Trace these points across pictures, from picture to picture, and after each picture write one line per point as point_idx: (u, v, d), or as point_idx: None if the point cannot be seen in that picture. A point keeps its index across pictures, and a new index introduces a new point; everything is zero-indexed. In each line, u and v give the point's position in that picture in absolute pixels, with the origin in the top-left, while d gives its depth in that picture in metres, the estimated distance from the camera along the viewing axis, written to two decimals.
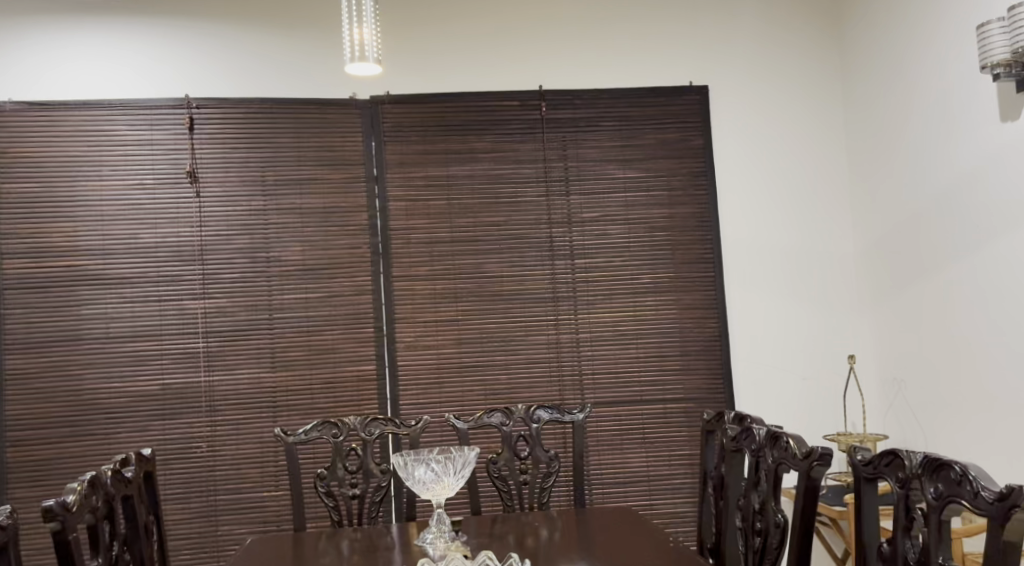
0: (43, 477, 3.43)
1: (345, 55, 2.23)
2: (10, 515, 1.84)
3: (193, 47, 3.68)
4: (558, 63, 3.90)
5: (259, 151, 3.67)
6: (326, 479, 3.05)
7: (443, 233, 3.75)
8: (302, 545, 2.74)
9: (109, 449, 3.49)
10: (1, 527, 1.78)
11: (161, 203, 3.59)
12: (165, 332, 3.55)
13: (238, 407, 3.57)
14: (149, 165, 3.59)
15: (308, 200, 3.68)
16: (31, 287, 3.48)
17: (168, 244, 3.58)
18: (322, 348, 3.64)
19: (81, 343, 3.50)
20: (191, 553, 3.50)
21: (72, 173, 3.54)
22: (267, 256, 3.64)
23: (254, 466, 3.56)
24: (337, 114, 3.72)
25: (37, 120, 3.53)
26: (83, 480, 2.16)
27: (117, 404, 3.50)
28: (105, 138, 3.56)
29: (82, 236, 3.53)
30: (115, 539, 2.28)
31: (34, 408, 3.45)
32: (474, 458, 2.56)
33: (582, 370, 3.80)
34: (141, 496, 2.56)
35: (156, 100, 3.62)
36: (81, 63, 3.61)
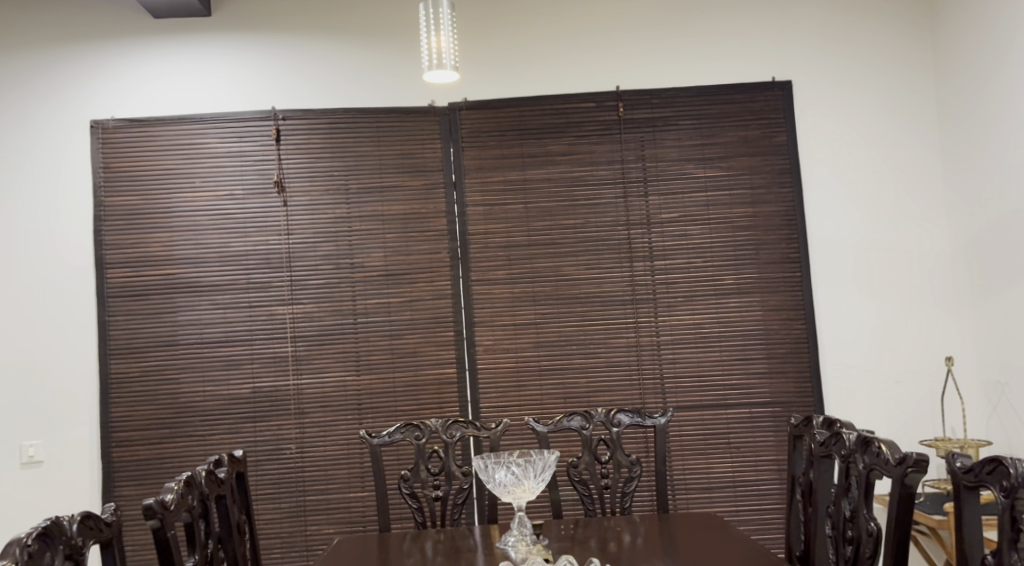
0: (144, 476, 3.59)
1: (423, 63, 2.27)
2: (114, 511, 1.96)
3: (279, 59, 3.80)
4: (635, 62, 3.87)
5: (342, 160, 3.76)
6: (410, 481, 3.09)
7: (521, 237, 3.76)
8: (386, 545, 2.79)
9: (204, 450, 3.63)
10: (105, 523, 1.90)
11: (251, 212, 3.72)
12: (256, 336, 3.67)
13: (326, 410, 3.67)
14: (239, 176, 3.72)
15: (389, 206, 3.75)
16: (131, 295, 3.65)
17: (257, 251, 3.70)
18: (404, 352, 3.71)
19: (177, 347, 3.65)
20: (282, 552, 3.60)
21: (168, 185, 3.70)
22: (350, 263, 3.72)
23: (341, 468, 3.65)
24: (417, 122, 3.78)
25: (136, 135, 3.71)
26: (180, 480, 2.25)
27: (211, 406, 3.64)
28: (197, 151, 3.72)
29: (177, 245, 3.68)
30: (211, 537, 2.37)
31: (134, 410, 3.61)
32: (554, 462, 2.56)
33: (664, 373, 3.74)
34: (235, 496, 2.65)
35: (245, 113, 3.75)
36: (177, 81, 3.77)
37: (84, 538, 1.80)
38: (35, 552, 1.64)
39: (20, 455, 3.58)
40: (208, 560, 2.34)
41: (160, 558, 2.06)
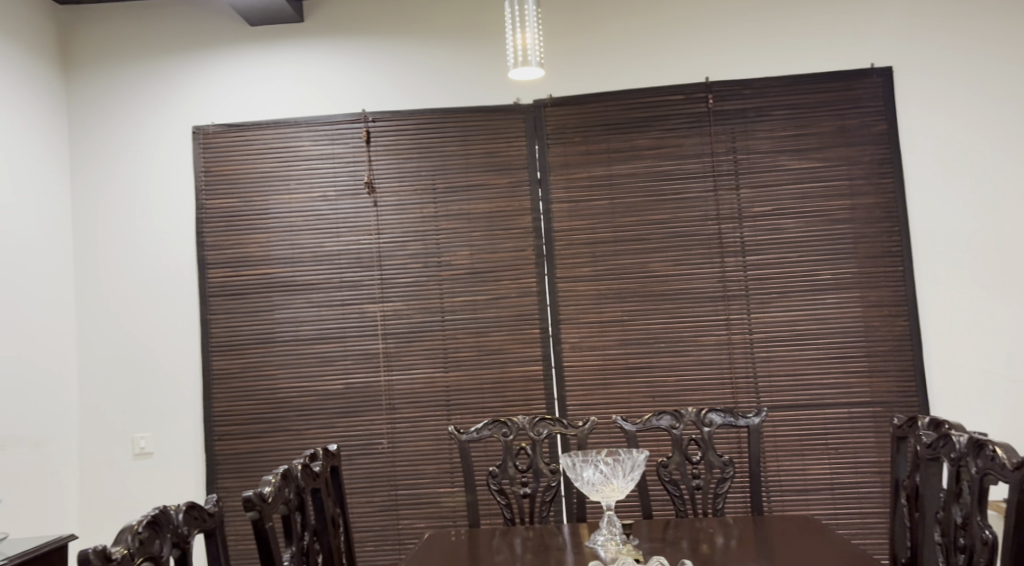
0: (245, 468, 3.73)
1: (509, 60, 2.27)
2: (215, 503, 2.02)
3: (369, 62, 3.88)
4: (725, 53, 3.77)
5: (430, 160, 3.80)
6: (498, 477, 3.09)
7: (608, 233, 3.73)
8: (475, 542, 2.80)
9: (300, 444, 3.74)
10: (208, 515, 1.97)
11: (343, 213, 3.81)
12: (348, 334, 3.76)
13: (415, 406, 3.72)
14: (331, 178, 3.82)
15: (475, 205, 3.78)
16: (231, 294, 3.79)
17: (349, 251, 3.79)
18: (490, 349, 3.72)
19: (274, 345, 3.77)
20: (374, 545, 3.68)
21: (264, 188, 3.83)
22: (438, 261, 3.77)
23: (430, 463, 3.70)
24: (502, 120, 3.79)
25: (235, 140, 3.85)
26: (278, 473, 2.31)
27: (307, 401, 3.75)
28: (292, 154, 3.83)
29: (274, 246, 3.81)
30: (306, 529, 2.43)
31: (234, 405, 3.76)
32: (643, 462, 2.50)
33: (757, 372, 3.64)
34: (329, 489, 2.71)
35: (336, 116, 3.85)
36: (272, 86, 3.90)
37: (189, 528, 1.87)
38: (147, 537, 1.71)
39: (132, 447, 3.77)
40: (305, 551, 2.41)
41: (260, 550, 2.12)
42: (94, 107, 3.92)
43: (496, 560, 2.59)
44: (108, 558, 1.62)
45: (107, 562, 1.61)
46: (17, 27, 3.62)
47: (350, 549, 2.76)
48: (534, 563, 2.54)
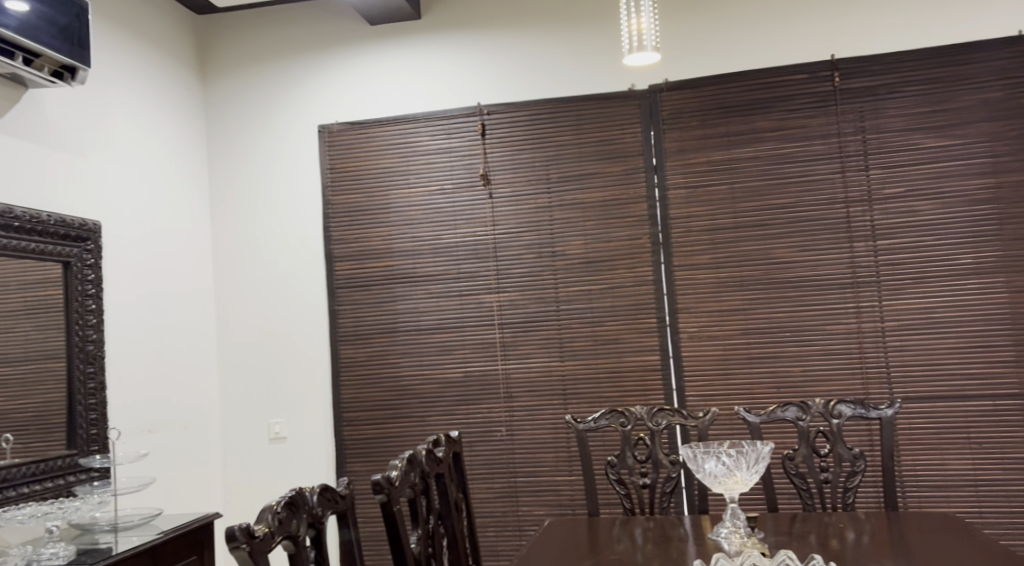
0: (372, 453, 3.88)
1: (624, 46, 2.23)
2: (345, 485, 2.00)
3: (484, 55, 3.91)
4: (853, 27, 3.58)
5: (544, 149, 3.81)
6: (616, 467, 2.99)
7: (727, 219, 3.63)
8: (597, 530, 2.66)
9: (423, 431, 3.85)
10: (339, 498, 1.95)
11: (460, 205, 3.87)
12: (466, 324, 3.83)
13: (532, 394, 3.76)
14: (448, 171, 3.89)
15: (590, 193, 3.76)
16: (356, 286, 3.94)
17: (466, 243, 3.85)
18: (606, 338, 3.71)
19: (396, 335, 3.89)
20: (495, 530, 3.75)
21: (385, 183, 3.94)
22: (553, 251, 3.78)
23: (549, 451, 3.73)
24: (617, 107, 3.75)
25: (358, 137, 3.98)
26: (405, 457, 2.16)
27: (428, 390, 3.85)
28: (411, 149, 3.93)
29: (395, 239, 3.92)
30: (431, 513, 2.27)
31: (361, 392, 3.91)
32: (768, 453, 2.33)
33: (890, 361, 3.46)
34: (451, 475, 2.54)
35: (453, 110, 3.91)
36: (392, 84, 4.00)
37: (323, 508, 1.85)
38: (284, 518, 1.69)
39: (268, 432, 3.99)
40: (431, 536, 2.24)
41: (389, 535, 1.97)
42: (229, 111, 4.15)
43: (617, 549, 2.44)
44: (251, 535, 1.59)
45: (251, 539, 1.59)
46: (160, 38, 3.86)
47: (473, 534, 2.61)
48: (655, 554, 2.37)
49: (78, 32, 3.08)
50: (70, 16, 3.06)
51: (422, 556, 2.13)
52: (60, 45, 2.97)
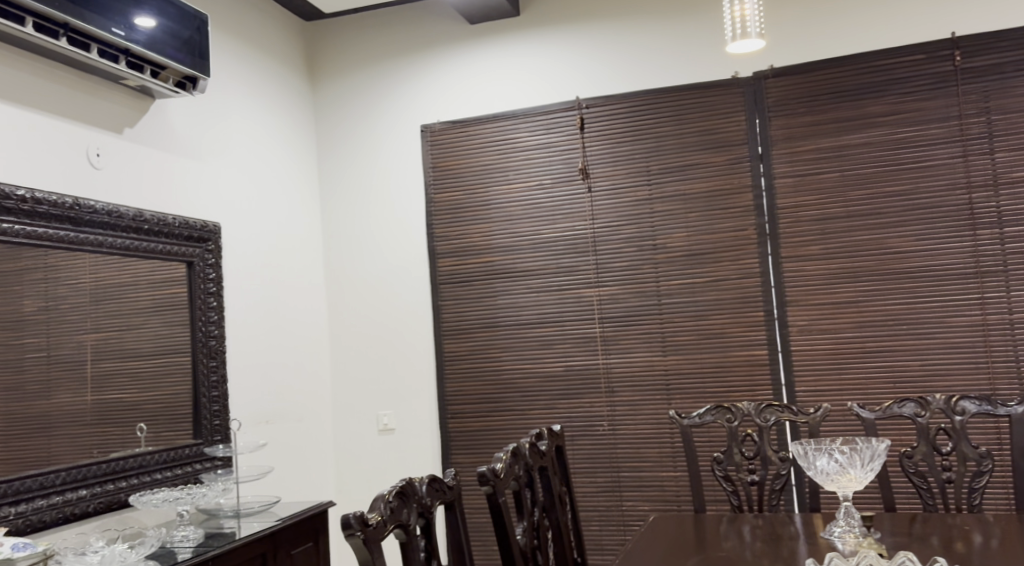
0: (477, 446, 3.94)
1: (726, 34, 2.19)
2: (452, 476, 2.04)
3: (583, 48, 3.90)
4: (975, 3, 3.40)
5: (644, 142, 3.78)
6: (723, 463, 2.94)
7: (838, 208, 3.51)
8: (703, 527, 2.62)
9: (525, 425, 3.89)
10: (447, 489, 2.00)
11: (559, 199, 3.88)
12: (567, 319, 3.84)
13: (634, 389, 3.74)
14: (547, 166, 3.90)
15: (693, 184, 3.70)
16: (459, 281, 4.00)
17: (566, 237, 3.86)
18: (711, 332, 3.65)
19: (498, 329, 3.94)
20: (599, 525, 3.75)
21: (486, 180, 3.99)
22: (654, 244, 3.74)
23: (653, 447, 3.70)
24: (720, 96, 3.67)
25: (459, 136, 4.05)
26: (507, 450, 2.17)
27: (531, 383, 3.88)
28: (510, 145, 3.96)
29: (495, 235, 3.96)
30: (536, 506, 2.27)
31: (465, 386, 3.98)
32: (885, 451, 2.22)
33: (1020, 355, 3.28)
34: (555, 469, 2.54)
35: (553, 105, 3.92)
36: (493, 81, 4.04)
37: (431, 499, 1.90)
38: (395, 508, 1.75)
39: (377, 423, 4.11)
40: (536, 528, 2.24)
41: (495, 527, 1.99)
42: (337, 112, 4.28)
43: (726, 547, 2.40)
44: (365, 523, 1.64)
45: (366, 527, 1.64)
46: (272, 44, 4.02)
47: (577, 528, 2.57)
48: (763, 552, 2.32)
49: (200, 45, 3.24)
50: (192, 29, 3.22)
51: (528, 548, 2.13)
52: (183, 57, 3.14)
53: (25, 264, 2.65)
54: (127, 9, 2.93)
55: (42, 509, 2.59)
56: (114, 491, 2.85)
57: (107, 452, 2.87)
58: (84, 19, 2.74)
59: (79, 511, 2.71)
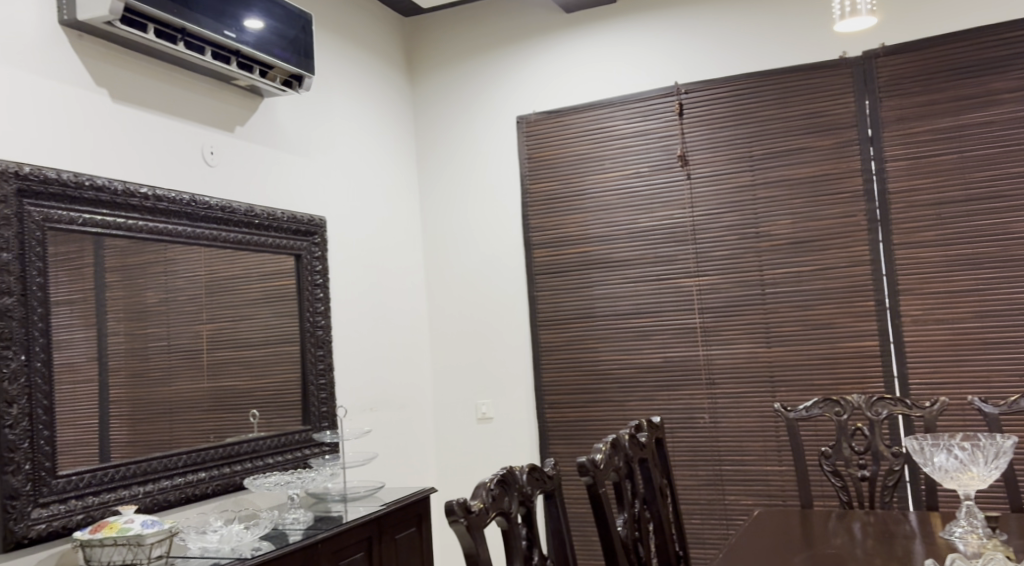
0: (575, 437, 3.95)
1: (836, 15, 2.30)
2: (553, 466, 2.05)
3: (680, 33, 3.83)
4: None
5: (746, 126, 3.69)
6: (832, 458, 2.83)
7: (955, 192, 3.34)
8: (811, 524, 2.55)
9: (623, 416, 3.86)
10: (548, 478, 2.00)
11: (656, 187, 3.83)
12: (665, 309, 3.79)
13: (736, 380, 3.66)
14: (645, 154, 3.86)
15: (799, 169, 3.60)
16: (556, 272, 4.00)
17: (664, 225, 3.81)
18: (817, 322, 3.55)
19: (594, 320, 3.92)
20: (701, 518, 3.70)
21: (583, 169, 3.98)
22: (757, 231, 3.66)
23: (756, 440, 3.62)
24: (827, 77, 3.55)
25: (555, 126, 4.04)
26: (607, 441, 2.16)
27: (629, 374, 3.85)
28: (606, 134, 3.93)
29: (591, 224, 3.95)
30: (637, 498, 2.25)
31: (562, 376, 3.98)
32: (1011, 448, 2.09)
33: None
34: (656, 461, 2.51)
35: (650, 91, 3.86)
36: (588, 69, 4.01)
37: (532, 488, 1.91)
38: (496, 496, 1.77)
39: (476, 412, 4.16)
40: (638, 519, 2.22)
41: (595, 517, 1.99)
42: (436, 105, 4.34)
43: (833, 544, 2.33)
44: (468, 510, 1.67)
45: (468, 514, 1.66)
46: (372, 41, 4.11)
47: (679, 520, 2.53)
48: (876, 551, 2.24)
49: (304, 44, 3.34)
50: (297, 28, 3.32)
51: (629, 540, 2.12)
52: (289, 57, 3.25)
53: (148, 257, 2.80)
54: (238, 12, 3.03)
55: (167, 490, 2.73)
56: (230, 473, 2.98)
57: (222, 437, 3.01)
58: (199, 23, 2.85)
59: (200, 493, 2.84)
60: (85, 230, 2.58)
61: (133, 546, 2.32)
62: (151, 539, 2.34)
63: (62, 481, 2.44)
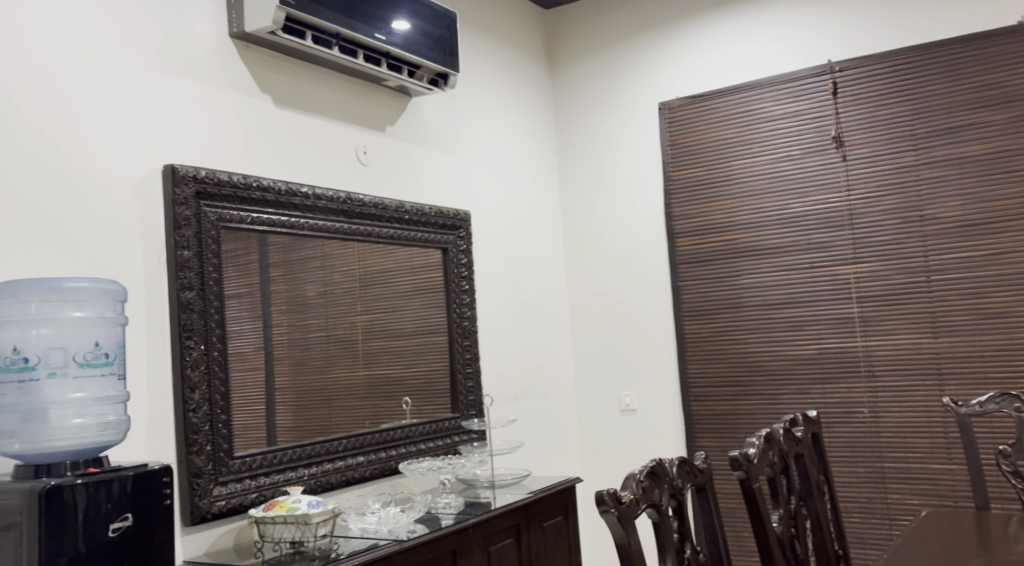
0: (723, 430, 3.88)
1: None
2: (704, 460, 2.02)
3: (834, 8, 3.68)
4: None
5: (908, 103, 3.51)
6: (1012, 457, 2.65)
7: None
8: (987, 527, 2.41)
9: (776, 409, 3.76)
10: (699, 472, 1.99)
11: (808, 171, 3.70)
12: (820, 298, 3.66)
13: (899, 373, 3.50)
14: (796, 137, 3.73)
15: (969, 147, 3.39)
16: (701, 261, 3.94)
17: (817, 211, 3.68)
18: (991, 311, 3.34)
19: (743, 309, 3.84)
20: (861, 517, 3.56)
21: (729, 154, 3.89)
22: (921, 215, 3.47)
23: (922, 436, 3.45)
24: (1002, 45, 3.34)
25: (701, 111, 3.97)
26: (761, 435, 2.11)
27: (781, 366, 3.75)
28: (755, 117, 3.83)
29: (738, 211, 3.86)
30: (793, 494, 2.19)
31: (710, 368, 3.92)
32: None
33: None
34: (812, 456, 2.43)
35: (800, 71, 3.73)
36: (733, 52, 3.91)
37: (683, 481, 1.90)
38: (647, 489, 1.77)
39: (620, 403, 4.15)
40: (794, 516, 2.17)
41: (749, 512, 1.95)
42: (577, 96, 4.35)
43: (1017, 551, 2.17)
44: (619, 501, 1.67)
45: (619, 504, 1.67)
46: (513, 35, 4.16)
47: (838, 518, 2.44)
48: None
49: (449, 43, 3.42)
50: (442, 27, 3.41)
51: (784, 537, 2.07)
52: (435, 55, 3.34)
53: (307, 252, 2.95)
54: (388, 15, 3.14)
55: (329, 472, 2.90)
56: (386, 458, 3.13)
57: (377, 423, 3.15)
58: (353, 28, 2.98)
59: (358, 476, 2.99)
60: (253, 228, 2.76)
61: (301, 525, 2.47)
62: (317, 518, 2.48)
63: (238, 462, 2.63)
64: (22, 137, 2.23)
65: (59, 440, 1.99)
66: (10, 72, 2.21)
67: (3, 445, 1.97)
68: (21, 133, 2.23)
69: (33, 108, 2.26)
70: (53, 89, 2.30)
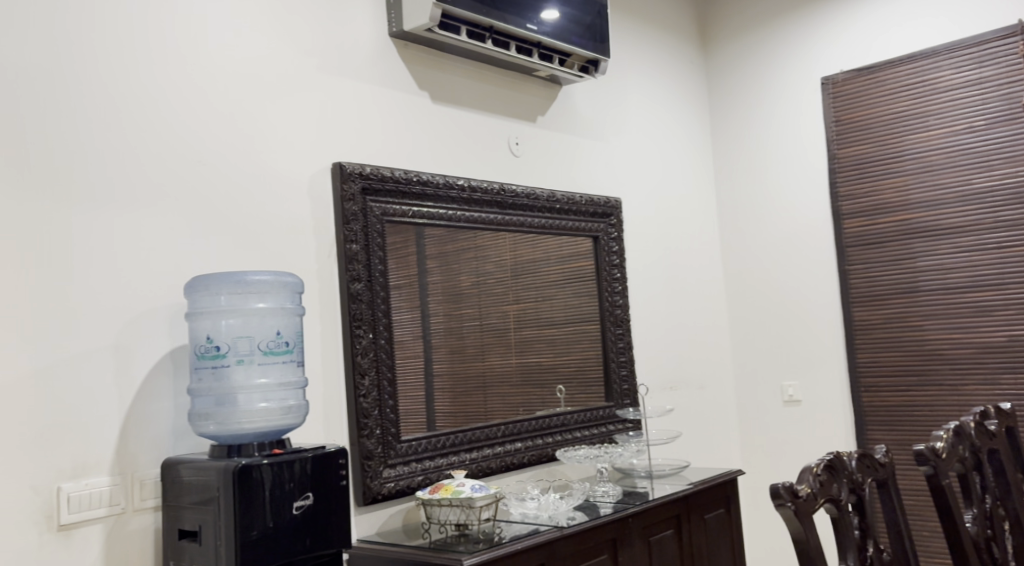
0: (897, 422, 3.67)
1: None
2: (886, 452, 1.92)
3: None
4: None
5: None
6: None
7: None
8: None
9: (959, 401, 3.52)
10: (880, 466, 1.89)
11: (995, 142, 3.44)
12: (1008, 280, 3.40)
13: None
14: (980, 106, 3.48)
15: None
16: (871, 244, 3.75)
17: (1005, 186, 3.42)
18: None
19: (919, 294, 3.62)
20: None
21: (902, 129, 3.67)
22: None
23: None
24: None
25: (870, 84, 3.76)
26: (948, 429, 1.97)
27: (964, 354, 3.51)
28: (932, 87, 3.59)
29: (913, 189, 3.64)
30: (987, 492, 2.05)
31: (881, 357, 3.72)
32: None
33: None
34: (1009, 451, 2.25)
35: (984, 34, 3.47)
36: (905, 20, 3.67)
37: (863, 476, 1.81)
38: (825, 483, 1.69)
39: (783, 394, 4.00)
40: (988, 516, 2.02)
41: (938, 511, 1.84)
42: (731, 77, 4.23)
43: None
44: (796, 495, 1.61)
45: (796, 498, 1.61)
46: (664, 18, 4.08)
47: None
48: None
49: (600, 29, 3.40)
50: (593, 14, 3.38)
51: (979, 538, 1.94)
52: (587, 43, 3.32)
53: (461, 244, 3.01)
54: (540, 5, 3.15)
55: (489, 457, 2.95)
56: (543, 445, 3.16)
57: (531, 411, 3.18)
58: (507, 21, 3.00)
59: (517, 462, 3.04)
60: (413, 220, 2.84)
61: (466, 508, 2.53)
62: (480, 501, 2.53)
63: (405, 446, 2.72)
64: (191, 137, 2.34)
65: (248, 423, 2.12)
66: (163, 74, 2.30)
67: (201, 426, 2.13)
68: (195, 136, 2.35)
69: (194, 108, 2.35)
70: (221, 95, 2.41)
